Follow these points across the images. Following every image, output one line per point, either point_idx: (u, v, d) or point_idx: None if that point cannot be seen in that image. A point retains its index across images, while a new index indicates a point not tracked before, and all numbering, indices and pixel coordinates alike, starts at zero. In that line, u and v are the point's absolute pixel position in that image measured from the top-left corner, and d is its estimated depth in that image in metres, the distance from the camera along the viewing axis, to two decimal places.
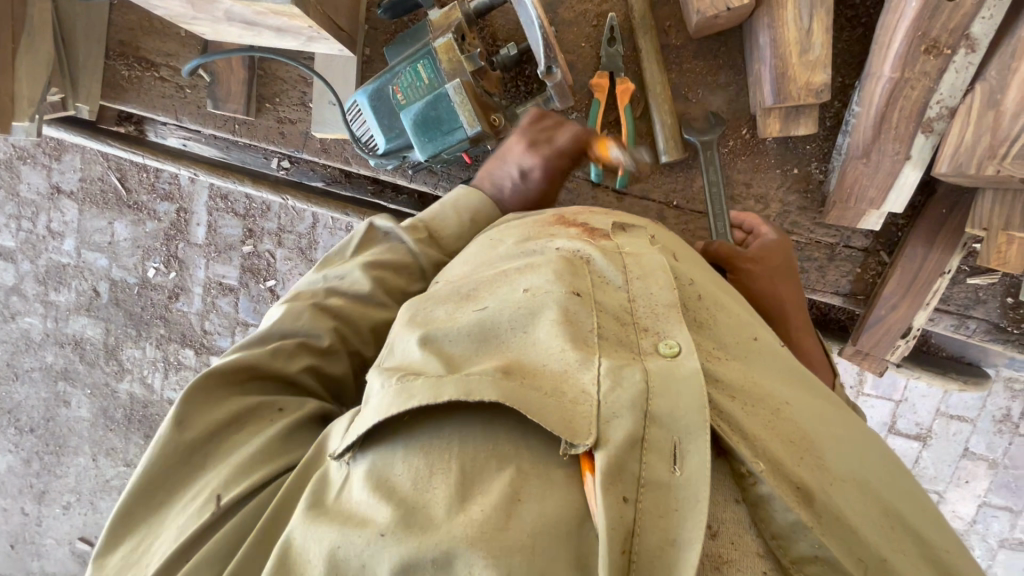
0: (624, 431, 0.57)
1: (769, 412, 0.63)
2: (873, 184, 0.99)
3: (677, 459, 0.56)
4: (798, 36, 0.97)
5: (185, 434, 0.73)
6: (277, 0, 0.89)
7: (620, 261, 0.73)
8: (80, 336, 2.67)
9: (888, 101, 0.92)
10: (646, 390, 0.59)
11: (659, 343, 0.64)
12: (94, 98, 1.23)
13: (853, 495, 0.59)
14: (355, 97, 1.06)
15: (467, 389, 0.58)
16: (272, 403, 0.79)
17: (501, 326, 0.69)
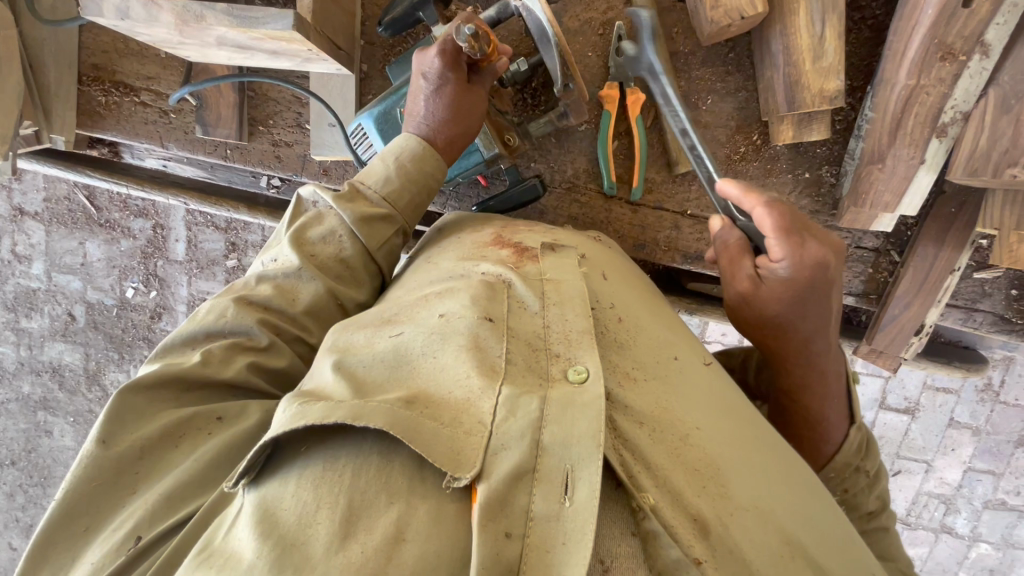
0: (510, 465, 0.60)
1: (676, 440, 0.66)
2: (888, 188, 0.99)
3: (568, 490, 0.59)
4: (811, 43, 0.96)
5: (115, 449, 0.73)
6: (276, 26, 0.83)
7: (540, 287, 0.81)
8: (58, 363, 2.55)
9: (903, 107, 0.93)
10: (538, 421, 0.62)
11: (568, 371, 0.68)
12: (70, 127, 1.14)
13: (754, 528, 0.60)
14: (360, 121, 1.01)
15: (357, 413, 0.61)
16: (211, 411, 0.78)
17: (413, 353, 0.73)
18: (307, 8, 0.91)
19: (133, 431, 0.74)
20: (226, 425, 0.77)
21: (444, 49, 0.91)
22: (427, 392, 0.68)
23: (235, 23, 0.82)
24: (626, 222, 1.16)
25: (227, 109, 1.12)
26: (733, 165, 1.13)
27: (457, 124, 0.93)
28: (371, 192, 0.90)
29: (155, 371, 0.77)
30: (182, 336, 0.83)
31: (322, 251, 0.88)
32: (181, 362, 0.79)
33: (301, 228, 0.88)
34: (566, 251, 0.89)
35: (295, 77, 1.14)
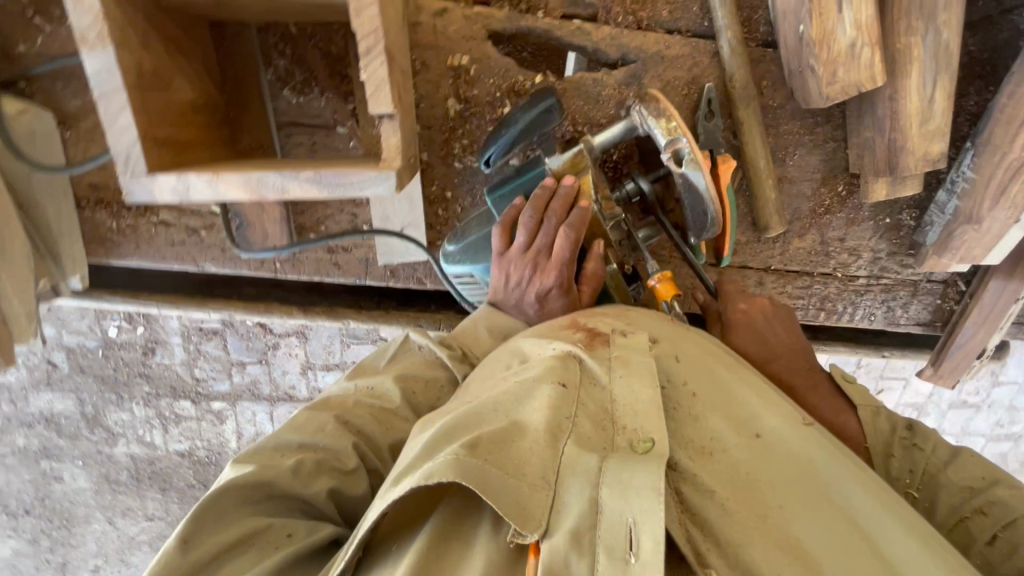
0: (571, 524, 0.63)
1: (753, 517, 0.66)
2: (979, 245, 1.00)
3: (632, 544, 0.60)
4: (920, 107, 0.91)
5: (193, 550, 0.71)
6: (376, 188, 0.70)
7: (608, 364, 0.78)
8: (50, 412, 2.38)
9: (1011, 175, 0.91)
10: (597, 475, 0.65)
11: (634, 442, 0.69)
12: (82, 264, 0.97)
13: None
14: (469, 270, 0.98)
15: (429, 470, 0.64)
16: (280, 527, 0.76)
17: (486, 410, 0.74)
18: (394, 146, 0.73)
19: (215, 531, 0.73)
20: (295, 541, 0.75)
21: (558, 269, 0.87)
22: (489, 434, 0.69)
23: (326, 193, 0.69)
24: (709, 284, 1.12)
25: (273, 225, 0.97)
26: (817, 217, 1.10)
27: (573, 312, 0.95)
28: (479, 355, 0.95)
29: (253, 472, 0.77)
30: (289, 444, 0.83)
31: (424, 392, 0.93)
32: (274, 466, 0.78)
33: (403, 371, 0.94)
34: (637, 332, 0.82)
35: None
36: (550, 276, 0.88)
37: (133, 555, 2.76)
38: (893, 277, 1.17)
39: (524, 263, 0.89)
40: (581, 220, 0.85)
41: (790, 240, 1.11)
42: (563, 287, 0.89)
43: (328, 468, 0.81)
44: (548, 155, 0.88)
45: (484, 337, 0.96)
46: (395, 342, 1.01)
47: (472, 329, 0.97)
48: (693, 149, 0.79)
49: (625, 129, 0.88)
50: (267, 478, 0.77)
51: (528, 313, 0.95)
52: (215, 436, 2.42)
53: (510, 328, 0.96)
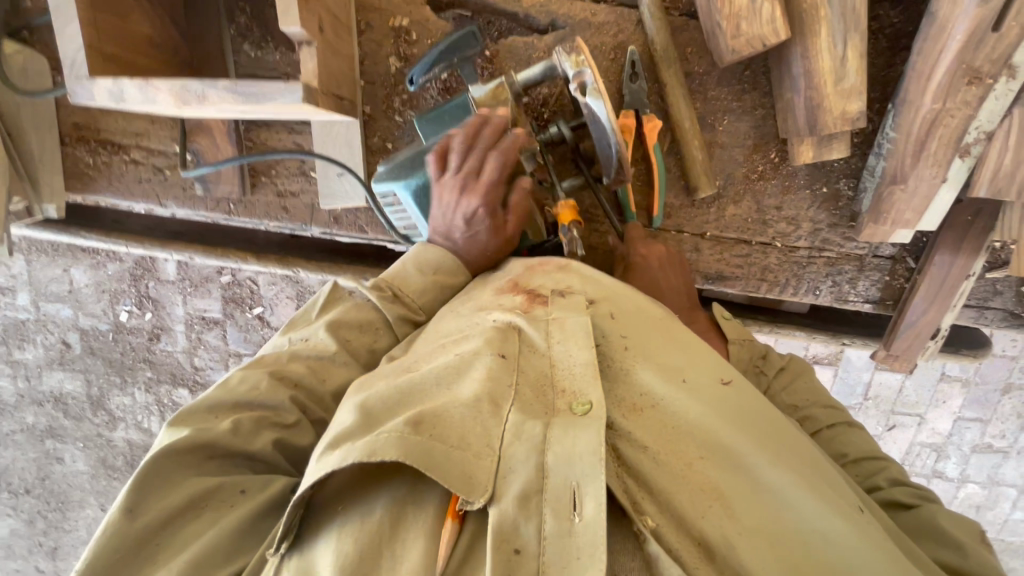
0: (519, 484, 0.64)
1: (679, 466, 0.68)
2: (909, 207, 0.99)
3: (576, 504, 0.62)
4: (832, 66, 0.93)
5: (141, 517, 0.71)
6: (286, 100, 0.78)
7: (546, 326, 0.79)
8: (59, 391, 2.47)
9: (927, 130, 0.92)
10: (542, 444, 0.66)
11: (573, 404, 0.70)
12: (59, 194, 1.08)
13: (763, 546, 0.62)
14: (393, 188, 0.94)
15: (372, 448, 0.64)
16: (233, 484, 0.76)
17: (427, 385, 0.75)
18: (310, 72, 0.82)
19: (159, 500, 0.72)
20: (250, 498, 0.76)
21: (489, 191, 0.87)
22: (433, 410, 0.69)
23: (241, 101, 0.77)
24: None
25: (226, 164, 1.06)
26: (750, 183, 1.11)
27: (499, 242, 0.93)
28: (410, 298, 0.91)
29: (187, 436, 0.76)
30: (213, 401, 0.80)
31: (358, 338, 0.90)
32: (209, 429, 0.77)
33: (339, 317, 0.90)
34: (577, 293, 0.83)
35: (292, 124, 1.07)
36: (479, 196, 0.87)
37: None
38: (834, 249, 1.15)
39: (456, 183, 0.88)
40: (518, 150, 0.88)
41: (724, 206, 1.13)
42: (492, 210, 0.88)
43: (257, 417, 0.80)
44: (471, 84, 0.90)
45: (416, 279, 0.92)
46: (325, 290, 0.95)
47: (402, 270, 0.93)
48: (595, 79, 0.81)
49: (546, 70, 0.89)
50: (210, 438, 0.76)
51: (455, 241, 0.92)
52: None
53: (440, 264, 0.92)
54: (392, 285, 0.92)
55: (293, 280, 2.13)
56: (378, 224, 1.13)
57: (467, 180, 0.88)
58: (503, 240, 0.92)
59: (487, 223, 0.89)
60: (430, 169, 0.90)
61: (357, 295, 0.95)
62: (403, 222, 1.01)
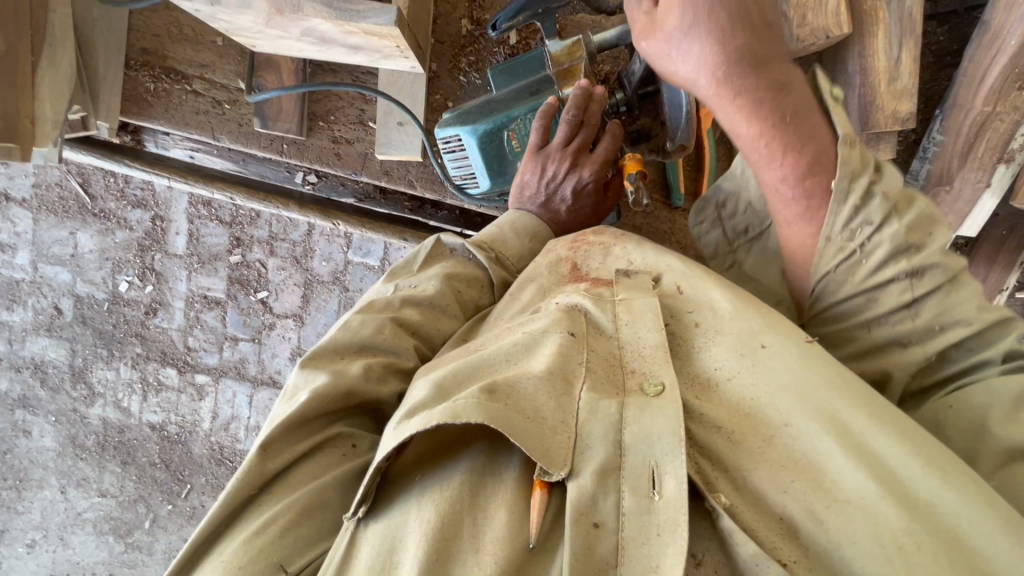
0: (595, 461, 0.61)
1: (759, 442, 0.62)
2: (952, 211, 1.02)
3: (656, 484, 0.59)
4: (888, 66, 0.99)
5: (272, 461, 0.68)
6: (375, 20, 0.79)
7: (611, 309, 0.74)
8: (41, 359, 2.31)
9: (976, 132, 0.96)
10: (619, 423, 0.63)
11: (645, 384, 0.66)
12: (115, 113, 1.07)
13: (857, 521, 0.54)
14: (458, 133, 0.95)
15: (455, 411, 0.62)
16: (347, 437, 0.73)
17: (496, 359, 0.71)
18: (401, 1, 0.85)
19: (289, 444, 0.70)
20: (361, 456, 0.72)
21: (597, 164, 0.92)
22: (506, 379, 0.67)
23: (333, 15, 0.79)
24: (688, 231, 1.15)
25: (289, 103, 1.07)
26: None
27: (593, 217, 0.99)
28: (510, 262, 0.89)
29: (328, 382, 0.71)
30: (336, 343, 0.75)
31: (468, 291, 0.86)
32: (344, 372, 0.72)
33: (448, 270, 0.85)
34: (641, 274, 0.78)
35: (359, 73, 1.09)
36: (587, 170, 0.92)
37: (72, 537, 2.46)
38: None
39: (565, 155, 0.91)
40: (616, 131, 0.94)
41: None
42: (596, 185, 0.94)
43: (386, 363, 0.75)
44: (549, 39, 0.92)
45: (513, 243, 0.90)
46: (427, 243, 0.88)
47: (499, 233, 0.91)
48: None
49: (621, 34, 0.92)
50: (349, 385, 0.71)
51: (554, 212, 0.95)
52: (190, 414, 2.27)
53: (537, 230, 0.93)
54: (492, 248, 0.89)
55: (304, 266, 2.03)
56: (428, 181, 1.13)
57: (580, 152, 0.92)
58: (597, 215, 0.99)
59: (594, 196, 0.96)
60: (534, 137, 0.92)
61: (458, 251, 0.89)
62: (462, 171, 1.01)
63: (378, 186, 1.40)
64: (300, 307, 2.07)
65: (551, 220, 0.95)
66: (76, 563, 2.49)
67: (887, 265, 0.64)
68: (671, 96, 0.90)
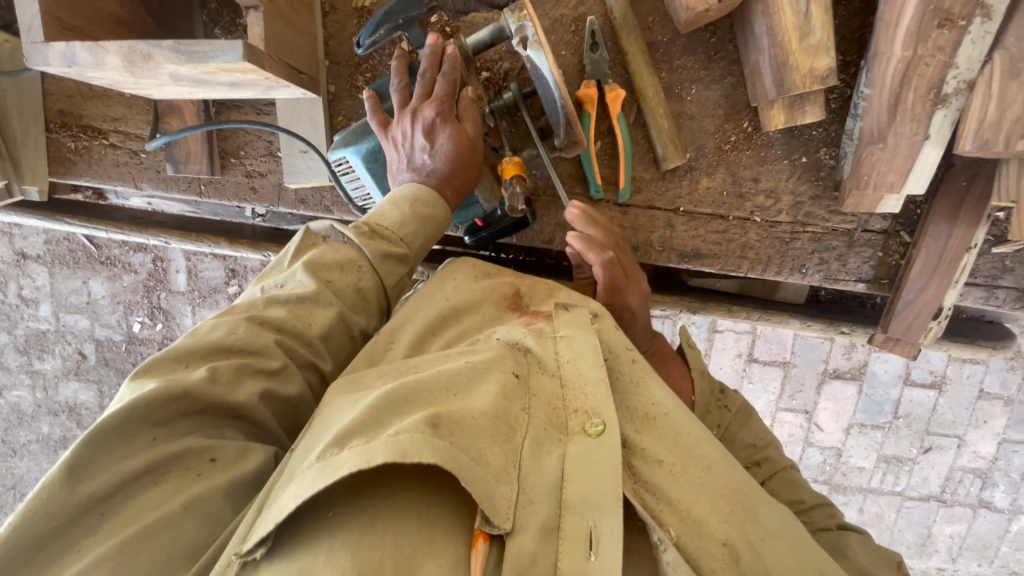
0: (539, 520, 0.63)
1: (697, 472, 0.66)
2: (891, 168, 0.93)
3: (592, 545, 0.61)
4: (796, 22, 0.90)
5: (78, 494, 0.57)
6: (224, 58, 0.79)
7: (553, 345, 0.77)
8: (74, 402, 2.46)
9: (901, 81, 0.86)
10: (560, 479, 0.65)
11: (586, 424, 0.69)
12: (41, 176, 1.13)
13: (786, 549, 0.62)
14: (345, 155, 0.94)
15: (400, 450, 0.58)
16: (203, 450, 0.65)
17: (434, 385, 0.69)
18: (258, 36, 0.85)
19: (111, 465, 0.59)
20: (220, 470, 0.65)
21: (434, 100, 0.86)
22: (450, 412, 0.65)
23: (183, 60, 0.79)
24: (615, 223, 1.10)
25: (195, 144, 1.09)
26: (723, 156, 1.07)
27: (467, 153, 0.88)
28: (390, 232, 0.84)
29: (159, 388, 0.62)
30: (179, 350, 0.68)
31: (342, 278, 0.80)
32: (182, 378, 0.64)
33: (317, 260, 0.79)
34: (580, 307, 0.81)
35: (261, 105, 1.09)
36: (428, 110, 0.86)
37: None
38: (819, 225, 1.08)
39: (402, 113, 0.88)
40: (436, 57, 0.88)
41: (697, 179, 1.08)
42: (443, 113, 0.87)
43: (271, 405, 0.72)
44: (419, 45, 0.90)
45: (395, 216, 0.85)
46: (296, 236, 0.83)
47: (378, 208, 0.86)
48: (537, 32, 0.81)
49: (494, 32, 0.88)
50: (191, 390, 0.64)
51: (423, 167, 0.88)
52: None
53: (417, 196, 0.86)
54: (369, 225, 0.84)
55: None
56: (343, 203, 1.12)
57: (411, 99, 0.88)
58: (469, 146, 0.88)
59: (447, 126, 0.87)
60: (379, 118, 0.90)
61: (332, 237, 0.83)
62: (359, 192, 1.01)
63: None
64: None
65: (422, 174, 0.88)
66: None
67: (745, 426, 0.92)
68: (546, 92, 0.86)
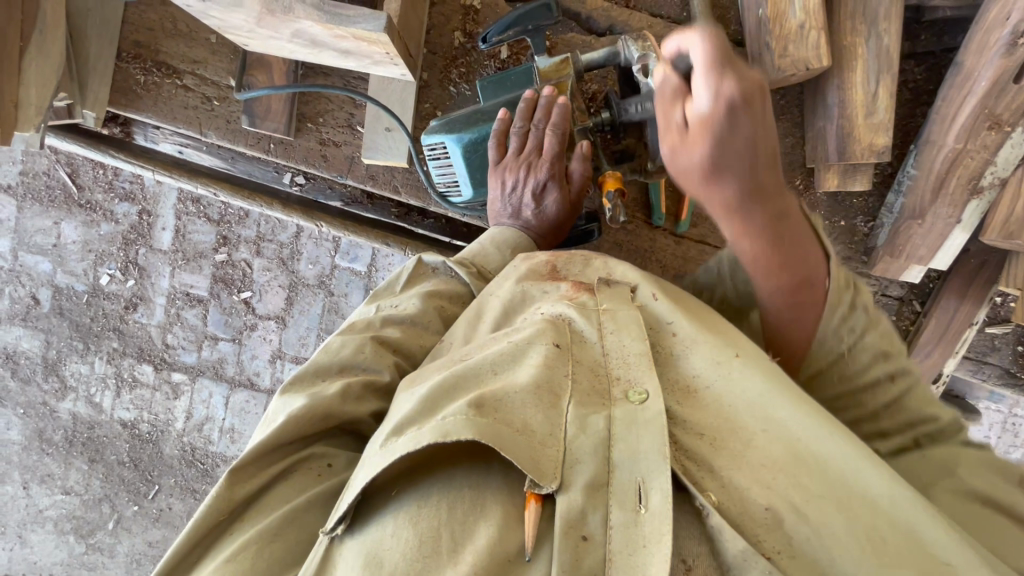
0: (586, 477, 0.57)
1: (740, 447, 0.60)
2: (924, 243, 1.05)
3: (642, 498, 0.55)
4: (865, 100, 1.01)
5: (235, 493, 0.65)
6: (367, 24, 0.81)
7: (595, 317, 0.70)
8: (12, 349, 2.15)
9: (947, 168, 0.98)
10: (607, 439, 0.59)
11: (629, 392, 0.62)
12: (101, 105, 1.07)
13: (833, 514, 0.54)
14: (443, 140, 0.96)
15: (443, 429, 0.57)
16: (321, 455, 0.70)
17: (482, 369, 0.66)
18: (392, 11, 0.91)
19: (258, 470, 0.67)
20: (338, 475, 0.69)
21: (551, 162, 0.91)
22: (494, 392, 0.62)
23: (324, 19, 0.80)
24: (668, 252, 1.16)
25: (278, 102, 1.08)
26: None
27: (565, 219, 0.96)
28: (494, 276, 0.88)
29: (301, 404, 0.68)
30: (316, 366, 0.74)
31: (450, 303, 0.84)
32: (321, 394, 0.69)
33: (431, 288, 0.84)
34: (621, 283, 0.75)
35: (350, 78, 1.11)
36: (543, 170, 0.92)
37: (31, 535, 2.29)
38: None
39: (517, 163, 0.92)
40: (562, 112, 0.90)
41: None
42: (556, 177, 0.92)
43: (365, 383, 0.72)
44: (537, 55, 0.94)
45: (496, 256, 0.90)
46: (408, 266, 0.88)
47: (483, 250, 0.90)
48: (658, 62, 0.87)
49: (609, 55, 0.93)
50: (322, 403, 0.68)
51: (525, 218, 0.95)
52: (164, 413, 2.12)
53: (516, 242, 0.92)
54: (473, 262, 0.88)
55: (290, 267, 1.93)
56: (413, 187, 1.13)
57: (530, 154, 0.92)
58: (571, 211, 0.96)
59: (558, 193, 0.93)
60: (490, 156, 0.95)
61: (441, 270, 0.88)
62: (445, 179, 1.02)
63: (366, 192, 1.39)
64: (284, 309, 1.96)
65: (523, 225, 0.95)
66: (34, 562, 2.31)
67: (873, 365, 0.73)
68: None
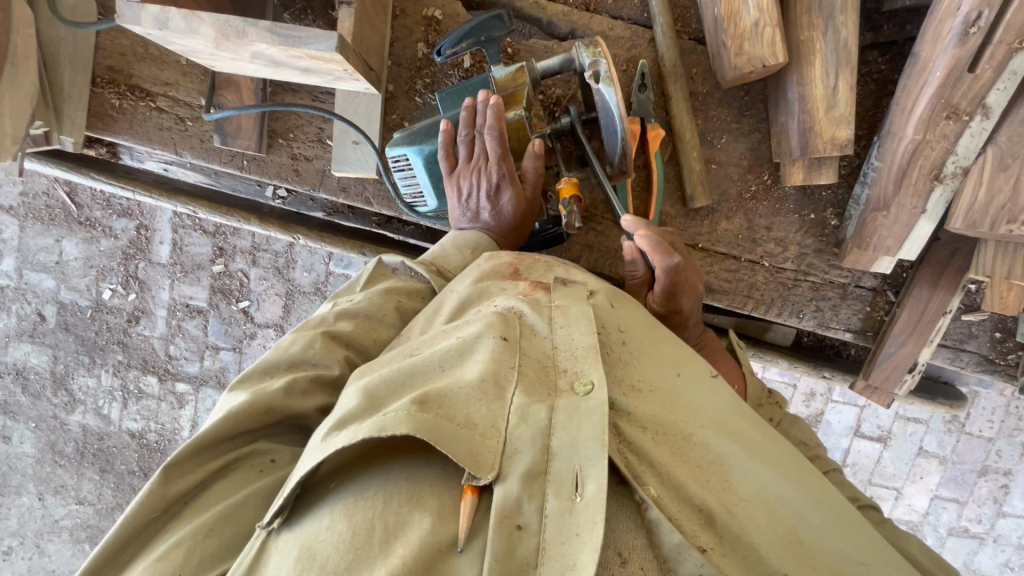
0: (522, 467, 0.58)
1: (678, 443, 0.62)
2: (891, 233, 1.05)
3: (577, 486, 0.56)
4: (825, 94, 1.01)
5: (171, 489, 0.69)
6: (318, 44, 0.83)
7: (548, 314, 0.72)
8: (22, 365, 2.22)
9: (909, 159, 0.99)
10: (546, 428, 0.61)
11: (575, 383, 0.64)
12: (79, 128, 1.11)
13: (762, 518, 0.57)
14: (405, 152, 0.99)
15: (381, 424, 0.59)
16: (264, 452, 0.73)
17: (430, 367, 0.69)
18: (347, 29, 0.94)
19: (194, 469, 0.71)
20: (280, 470, 0.73)
21: (499, 162, 0.92)
22: (439, 389, 0.64)
23: (277, 41, 0.82)
24: None
25: (248, 120, 1.10)
26: (744, 203, 1.17)
27: (524, 216, 0.97)
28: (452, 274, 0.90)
29: (245, 400, 0.72)
30: (266, 364, 0.76)
31: (412, 309, 0.87)
32: (265, 390, 0.73)
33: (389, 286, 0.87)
34: (577, 284, 0.76)
35: (318, 93, 1.13)
36: (493, 172, 0.93)
37: (48, 544, 2.36)
38: (819, 276, 1.19)
39: (469, 168, 0.94)
40: (499, 114, 0.90)
41: (717, 221, 1.18)
42: (507, 177, 0.93)
43: (312, 377, 0.75)
44: (493, 66, 0.95)
45: (456, 257, 0.92)
46: (368, 267, 0.90)
47: (443, 251, 0.92)
48: (609, 68, 0.88)
49: (564, 61, 0.95)
50: (268, 399, 0.72)
51: (484, 220, 0.97)
52: (170, 422, 2.18)
53: (479, 243, 0.93)
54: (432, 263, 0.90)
55: (284, 276, 1.97)
56: (384, 198, 1.16)
57: (479, 158, 0.94)
58: (529, 209, 0.97)
59: (512, 193, 0.94)
60: (445, 165, 0.97)
61: (401, 271, 0.91)
62: (411, 189, 1.05)
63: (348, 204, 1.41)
64: (280, 317, 2.00)
65: (484, 228, 0.97)
66: (53, 570, 2.38)
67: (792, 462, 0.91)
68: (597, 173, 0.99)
